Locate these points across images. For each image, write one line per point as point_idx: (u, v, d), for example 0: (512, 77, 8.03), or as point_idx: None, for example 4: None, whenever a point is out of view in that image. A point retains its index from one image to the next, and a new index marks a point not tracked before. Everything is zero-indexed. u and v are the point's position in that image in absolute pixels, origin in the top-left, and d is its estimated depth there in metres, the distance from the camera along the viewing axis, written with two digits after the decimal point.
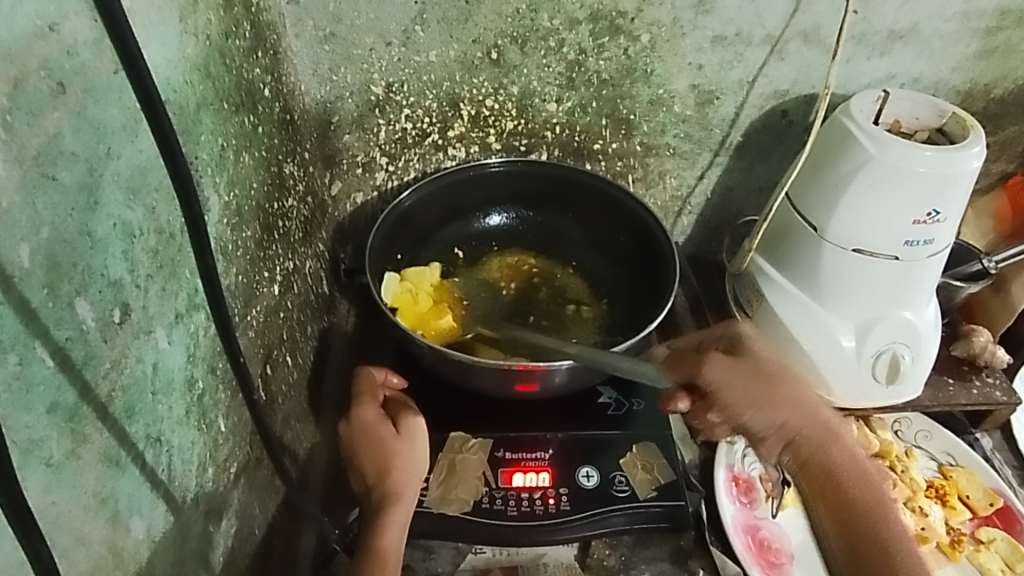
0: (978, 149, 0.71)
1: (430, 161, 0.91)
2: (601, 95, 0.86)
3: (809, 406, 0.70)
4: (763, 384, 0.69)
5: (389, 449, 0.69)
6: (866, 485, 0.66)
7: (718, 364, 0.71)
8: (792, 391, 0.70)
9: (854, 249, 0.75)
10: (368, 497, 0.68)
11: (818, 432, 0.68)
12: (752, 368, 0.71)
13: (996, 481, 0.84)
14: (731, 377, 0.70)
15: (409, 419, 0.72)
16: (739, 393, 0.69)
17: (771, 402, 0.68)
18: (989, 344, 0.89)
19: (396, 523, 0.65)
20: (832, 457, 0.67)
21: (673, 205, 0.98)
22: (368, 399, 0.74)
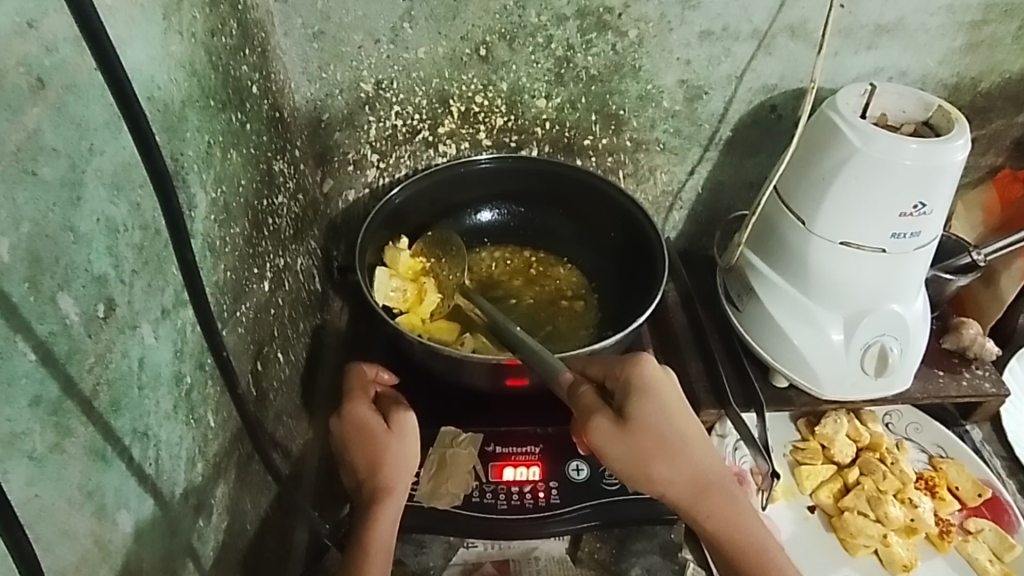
0: (963, 141, 0.71)
1: (421, 158, 0.91)
2: (590, 91, 0.87)
3: (696, 466, 0.61)
4: (643, 455, 0.59)
5: (380, 445, 0.69)
6: (744, 553, 0.60)
7: (600, 430, 0.59)
8: (674, 460, 0.60)
9: (842, 242, 0.75)
10: (359, 491, 0.69)
11: (695, 493, 0.61)
12: (636, 437, 0.59)
13: (985, 472, 0.84)
14: (611, 446, 0.59)
15: (400, 414, 0.72)
16: (615, 462, 0.59)
17: (658, 464, 0.59)
18: (978, 337, 0.89)
19: (387, 517, 0.65)
20: (703, 522, 0.61)
21: (663, 200, 0.98)
22: (359, 394, 0.73)
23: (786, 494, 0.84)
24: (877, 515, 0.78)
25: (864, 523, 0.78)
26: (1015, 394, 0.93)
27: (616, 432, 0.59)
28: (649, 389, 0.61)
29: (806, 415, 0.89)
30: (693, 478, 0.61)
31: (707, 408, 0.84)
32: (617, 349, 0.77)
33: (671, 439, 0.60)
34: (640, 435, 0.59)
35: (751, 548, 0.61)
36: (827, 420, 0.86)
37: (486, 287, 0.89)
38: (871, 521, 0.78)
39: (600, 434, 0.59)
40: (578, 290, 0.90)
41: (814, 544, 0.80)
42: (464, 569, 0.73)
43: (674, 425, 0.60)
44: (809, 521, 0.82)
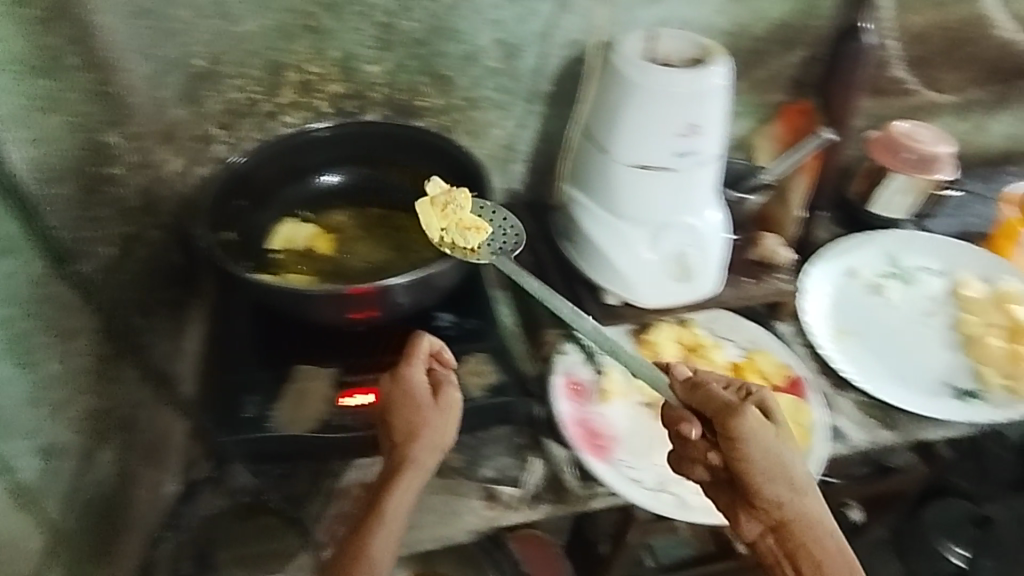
0: (721, 69, 0.84)
1: (265, 128, 0.96)
2: (416, 54, 0.95)
3: (806, 492, 0.69)
4: (789, 454, 0.69)
5: (418, 416, 0.74)
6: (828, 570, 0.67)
7: (751, 418, 0.68)
8: (795, 470, 0.69)
9: (637, 166, 0.87)
10: (388, 452, 0.76)
11: (796, 514, 0.69)
12: (779, 436, 0.69)
13: (786, 357, 1.00)
14: (759, 436, 0.68)
15: (448, 392, 0.76)
16: (747, 453, 0.68)
17: (795, 459, 0.69)
18: (772, 245, 1.07)
19: (404, 492, 0.72)
20: (801, 545, 0.68)
21: (502, 153, 1.08)
22: (414, 360, 0.77)
23: (623, 396, 0.94)
24: None
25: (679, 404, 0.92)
26: (807, 290, 1.10)
27: (759, 424, 0.68)
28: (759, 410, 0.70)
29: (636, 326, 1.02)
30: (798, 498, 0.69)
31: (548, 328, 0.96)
32: (458, 273, 0.86)
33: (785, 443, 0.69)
34: (764, 428, 0.68)
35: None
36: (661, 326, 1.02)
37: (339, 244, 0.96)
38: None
39: (741, 419, 0.68)
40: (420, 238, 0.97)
41: (645, 429, 0.91)
42: (336, 493, 0.81)
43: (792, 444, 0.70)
44: (643, 415, 0.93)
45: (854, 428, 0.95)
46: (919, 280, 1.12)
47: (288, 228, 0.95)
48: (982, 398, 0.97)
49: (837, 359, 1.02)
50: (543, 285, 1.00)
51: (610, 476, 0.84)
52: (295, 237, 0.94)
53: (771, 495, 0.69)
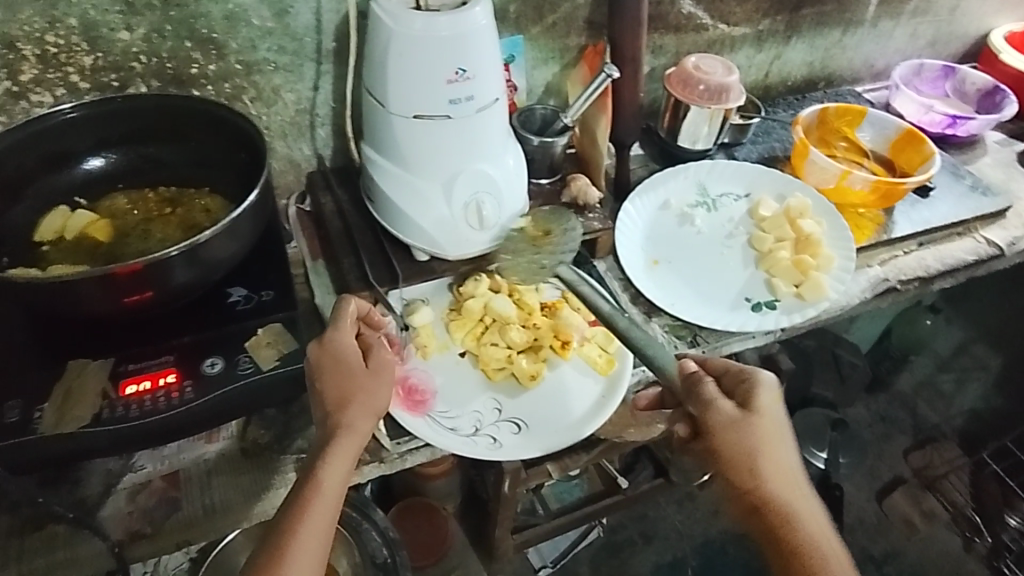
0: (481, 9, 0.83)
1: (14, 111, 0.88)
2: (171, 17, 0.88)
3: (782, 468, 0.76)
4: (749, 445, 0.74)
5: (354, 382, 0.75)
6: (801, 556, 0.72)
7: (716, 413, 0.75)
8: (763, 445, 0.75)
9: (414, 115, 0.85)
10: (322, 420, 0.74)
11: (780, 505, 0.74)
12: (755, 421, 0.75)
13: (598, 291, 1.04)
14: (727, 428, 0.75)
15: (380, 356, 0.78)
16: (722, 438, 0.75)
17: (763, 455, 0.75)
18: (582, 184, 1.08)
19: (342, 458, 0.71)
20: (786, 532, 0.73)
21: (301, 119, 1.05)
22: (343, 323, 0.79)
23: (441, 349, 0.95)
24: (503, 343, 0.93)
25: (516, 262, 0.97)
26: (624, 223, 1.14)
27: (734, 417, 0.75)
28: (766, 398, 0.77)
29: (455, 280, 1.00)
30: (811, 526, 0.74)
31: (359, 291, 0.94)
32: (237, 247, 0.82)
33: (778, 438, 0.76)
34: (762, 456, 0.75)
35: None
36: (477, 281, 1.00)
37: (117, 226, 0.90)
38: (529, 253, 0.96)
39: (715, 417, 0.75)
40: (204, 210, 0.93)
41: (462, 379, 0.92)
42: (131, 490, 0.78)
43: (779, 439, 0.76)
44: (461, 364, 0.94)
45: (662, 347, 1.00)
46: (722, 206, 1.19)
47: (52, 217, 0.88)
48: (775, 306, 1.05)
49: (647, 286, 1.06)
50: (353, 249, 0.98)
51: (421, 427, 0.85)
52: (64, 225, 0.88)
53: (738, 475, 0.75)
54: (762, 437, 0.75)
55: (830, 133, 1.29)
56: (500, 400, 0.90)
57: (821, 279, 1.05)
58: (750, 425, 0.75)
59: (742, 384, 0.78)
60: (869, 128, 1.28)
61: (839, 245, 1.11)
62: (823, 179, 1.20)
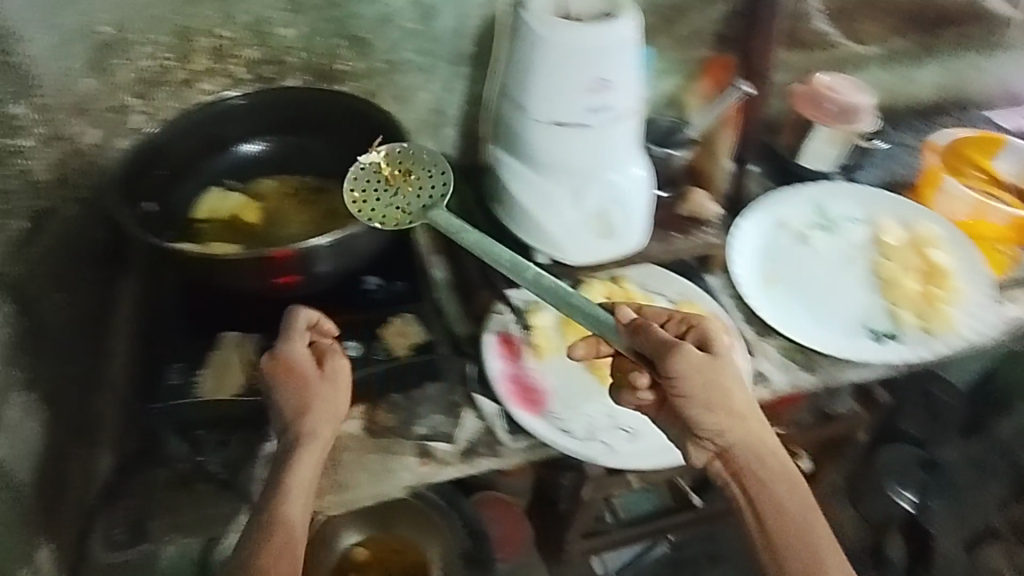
0: (629, 21, 0.83)
1: (181, 98, 0.95)
2: (328, 17, 0.93)
3: (750, 412, 0.76)
4: (717, 386, 0.75)
5: (308, 393, 0.77)
6: (784, 503, 0.74)
7: (684, 358, 0.73)
8: (732, 386, 0.75)
9: (552, 122, 0.88)
10: (281, 431, 0.77)
11: (754, 450, 0.75)
12: (717, 366, 0.75)
13: (713, 306, 1.04)
14: (688, 372, 0.73)
15: (333, 360, 0.79)
16: (687, 386, 0.74)
17: (720, 406, 0.75)
18: (701, 198, 1.09)
19: (304, 465, 0.74)
20: (757, 471, 0.75)
21: (431, 118, 1.08)
22: (294, 334, 0.79)
23: (556, 351, 0.96)
24: None
25: (390, 199, 0.86)
26: (737, 243, 1.11)
27: (694, 357, 0.74)
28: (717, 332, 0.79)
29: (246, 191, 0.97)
30: (768, 452, 0.76)
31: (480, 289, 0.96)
32: (379, 240, 0.86)
33: (735, 374, 0.76)
34: (729, 396, 0.75)
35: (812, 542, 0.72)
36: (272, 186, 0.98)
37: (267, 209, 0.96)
38: (389, 194, 0.85)
39: (681, 362, 0.73)
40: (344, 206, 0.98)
41: (575, 383, 0.93)
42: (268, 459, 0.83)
43: (738, 377, 0.76)
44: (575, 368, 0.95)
45: (777, 370, 0.99)
46: (843, 228, 1.15)
47: (209, 198, 0.95)
48: (900, 339, 1.01)
49: (763, 307, 1.05)
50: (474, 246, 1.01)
51: (538, 426, 0.87)
52: (219, 207, 0.95)
53: (726, 429, 0.75)
54: (716, 359, 0.76)
55: (966, 161, 1.22)
56: (613, 407, 0.91)
57: (951, 314, 1.02)
58: (716, 366, 0.75)
59: (682, 321, 0.81)
60: (1009, 158, 1.21)
61: (974, 277, 1.07)
62: (954, 209, 1.16)
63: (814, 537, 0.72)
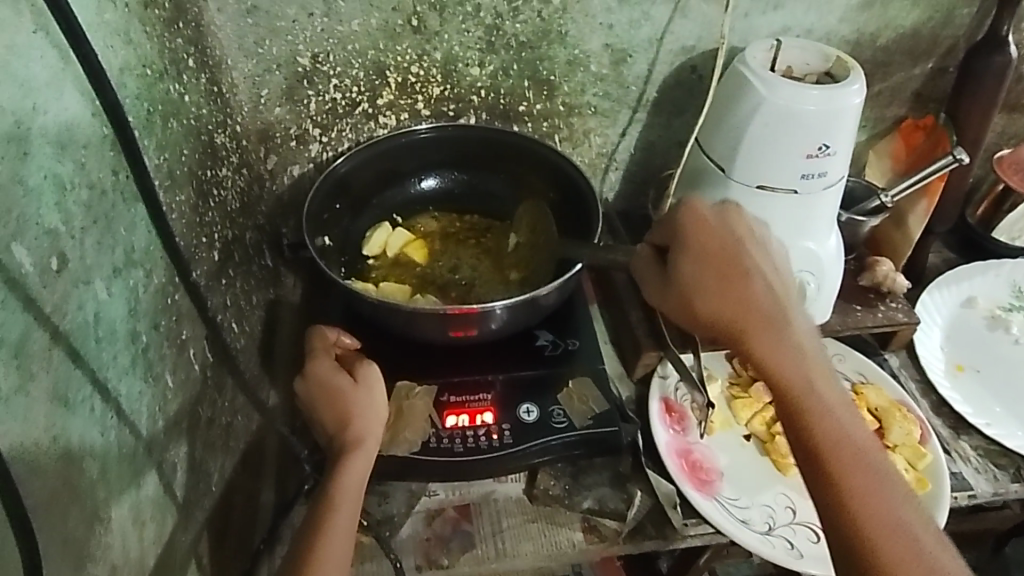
0: (859, 86, 0.77)
1: (362, 130, 0.94)
2: (521, 58, 0.90)
3: (732, 307, 0.66)
4: (716, 283, 0.66)
5: (348, 400, 0.72)
6: (802, 399, 0.62)
7: (658, 290, 0.71)
8: (713, 287, 0.66)
9: (758, 186, 0.82)
10: (332, 445, 0.72)
11: (766, 359, 0.64)
12: (686, 267, 0.68)
13: (899, 392, 0.93)
14: (671, 286, 0.69)
15: (365, 367, 0.75)
16: (666, 303, 0.70)
17: (713, 294, 0.66)
18: (890, 272, 0.98)
19: (352, 469, 0.69)
20: (761, 365, 0.64)
21: (599, 162, 1.03)
22: (321, 353, 0.77)
23: (724, 425, 0.90)
24: None
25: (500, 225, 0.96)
26: (926, 323, 1.03)
27: (658, 281, 0.71)
28: (726, 223, 0.69)
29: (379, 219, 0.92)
30: (802, 356, 0.64)
31: (648, 350, 0.90)
32: (560, 295, 0.81)
33: (746, 273, 0.67)
34: (724, 289, 0.66)
35: (831, 449, 0.59)
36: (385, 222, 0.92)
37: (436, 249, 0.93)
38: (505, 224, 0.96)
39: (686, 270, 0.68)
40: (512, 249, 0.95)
41: (750, 466, 0.87)
42: (427, 515, 0.79)
43: (746, 277, 0.66)
44: (746, 448, 0.88)
45: (977, 477, 0.89)
46: None
47: (375, 229, 0.93)
48: None
49: (956, 400, 0.96)
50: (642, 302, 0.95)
51: (714, 512, 0.80)
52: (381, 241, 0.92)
53: (714, 323, 0.67)
54: (734, 267, 0.67)
55: None
56: (794, 498, 0.84)
57: None
58: (706, 257, 0.67)
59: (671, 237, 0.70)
60: None
61: None
62: None
63: (852, 505, 0.57)
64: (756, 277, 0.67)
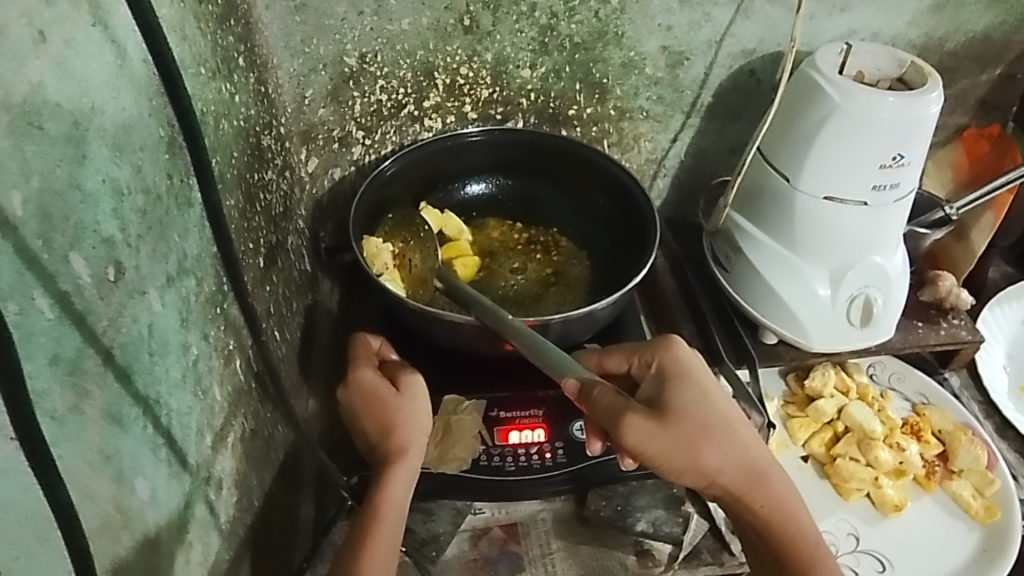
0: (937, 94, 0.74)
1: (407, 133, 0.91)
2: (574, 60, 0.87)
3: (737, 448, 0.64)
4: (687, 442, 0.62)
5: (390, 410, 0.69)
6: (791, 542, 0.64)
7: (642, 430, 0.61)
8: (719, 439, 0.63)
9: (825, 197, 0.78)
10: (374, 454, 0.69)
11: (770, 506, 0.64)
12: (679, 418, 0.63)
13: (965, 415, 0.88)
14: (653, 443, 0.61)
15: (409, 376, 0.71)
16: (658, 456, 0.61)
17: (691, 447, 0.62)
18: (954, 288, 0.93)
19: (397, 481, 0.65)
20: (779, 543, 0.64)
21: (648, 168, 0.99)
22: (364, 361, 0.73)
23: (780, 447, 0.86)
24: (863, 460, 0.82)
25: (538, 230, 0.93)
26: (988, 341, 0.98)
27: (655, 428, 0.61)
28: (686, 371, 0.66)
29: (386, 220, 0.86)
30: (783, 489, 0.65)
31: None
32: (614, 310, 0.79)
33: (726, 424, 0.64)
34: (697, 454, 0.62)
35: None
36: (391, 221, 0.86)
37: (480, 245, 0.91)
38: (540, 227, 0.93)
39: (637, 434, 0.61)
40: (550, 247, 0.91)
41: (809, 490, 0.83)
42: (472, 534, 0.75)
43: (715, 414, 0.64)
44: (803, 470, 0.84)
45: None
46: None
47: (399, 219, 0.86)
48: None
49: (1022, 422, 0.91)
50: (694, 316, 0.90)
51: None
52: (384, 258, 0.80)
53: (717, 469, 0.63)
54: (701, 428, 0.63)
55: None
56: (856, 526, 0.80)
57: None
58: (698, 419, 0.63)
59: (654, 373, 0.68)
60: None
61: None
62: None
63: None
64: (734, 438, 0.64)
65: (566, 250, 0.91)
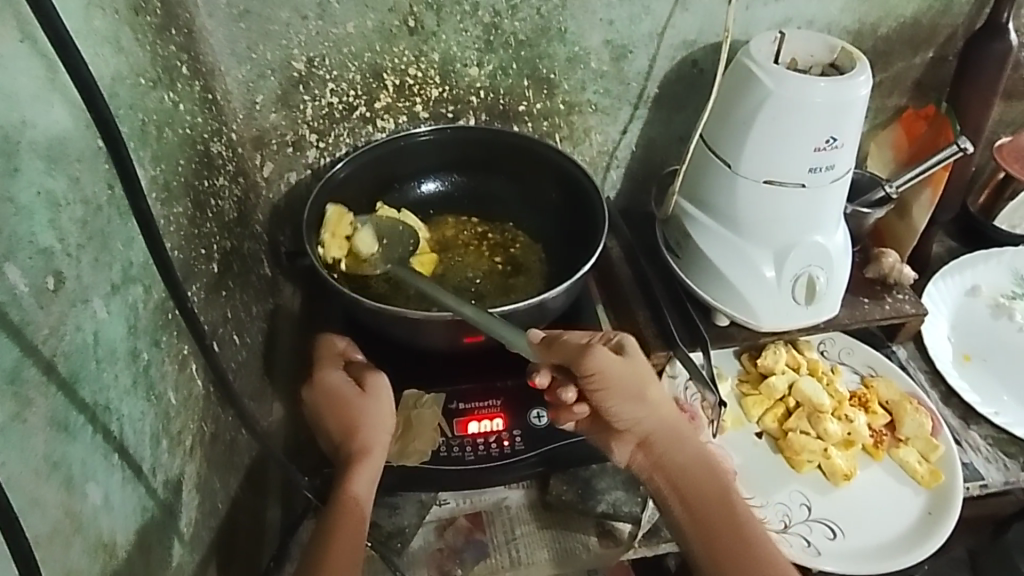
0: (865, 77, 0.77)
1: (360, 134, 0.92)
2: (520, 56, 0.89)
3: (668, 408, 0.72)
4: (638, 379, 0.69)
5: (354, 410, 0.70)
6: (713, 493, 0.69)
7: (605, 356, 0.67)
8: (660, 390, 0.71)
9: (765, 180, 0.81)
10: (338, 455, 0.70)
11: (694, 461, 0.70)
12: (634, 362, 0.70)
13: (911, 385, 0.92)
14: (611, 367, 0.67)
15: (373, 376, 0.73)
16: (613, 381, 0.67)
17: (640, 384, 0.69)
18: (897, 264, 0.97)
19: (364, 478, 0.67)
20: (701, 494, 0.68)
21: (601, 160, 1.01)
22: (328, 362, 0.75)
23: (735, 424, 0.89)
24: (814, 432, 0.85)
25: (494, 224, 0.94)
26: (932, 312, 1.02)
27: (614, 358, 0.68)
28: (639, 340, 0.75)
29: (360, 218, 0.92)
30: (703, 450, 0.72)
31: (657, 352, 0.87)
32: (567, 299, 0.81)
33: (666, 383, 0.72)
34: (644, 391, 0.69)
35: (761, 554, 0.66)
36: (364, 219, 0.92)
37: (438, 242, 0.92)
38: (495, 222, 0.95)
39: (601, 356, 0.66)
40: (506, 241, 0.93)
41: (764, 465, 0.86)
42: (438, 525, 0.77)
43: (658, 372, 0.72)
44: (759, 446, 0.88)
45: (988, 466, 0.89)
46: None
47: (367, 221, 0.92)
48: None
49: (964, 389, 0.95)
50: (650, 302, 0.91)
51: None
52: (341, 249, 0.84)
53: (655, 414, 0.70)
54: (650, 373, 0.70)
55: None
56: (808, 496, 0.83)
57: None
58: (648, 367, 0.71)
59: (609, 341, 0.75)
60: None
61: None
62: None
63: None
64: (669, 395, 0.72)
65: (521, 243, 0.93)
